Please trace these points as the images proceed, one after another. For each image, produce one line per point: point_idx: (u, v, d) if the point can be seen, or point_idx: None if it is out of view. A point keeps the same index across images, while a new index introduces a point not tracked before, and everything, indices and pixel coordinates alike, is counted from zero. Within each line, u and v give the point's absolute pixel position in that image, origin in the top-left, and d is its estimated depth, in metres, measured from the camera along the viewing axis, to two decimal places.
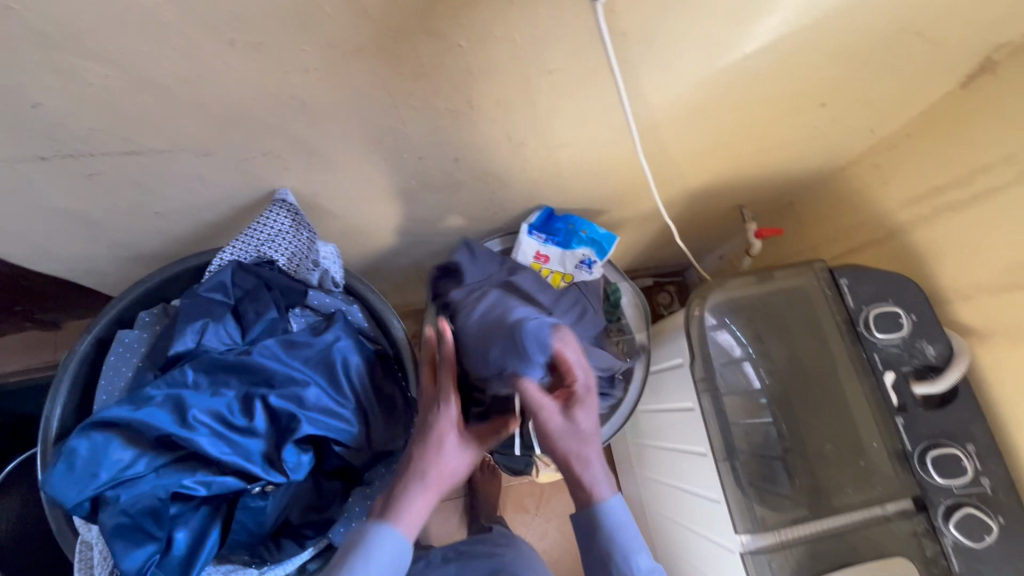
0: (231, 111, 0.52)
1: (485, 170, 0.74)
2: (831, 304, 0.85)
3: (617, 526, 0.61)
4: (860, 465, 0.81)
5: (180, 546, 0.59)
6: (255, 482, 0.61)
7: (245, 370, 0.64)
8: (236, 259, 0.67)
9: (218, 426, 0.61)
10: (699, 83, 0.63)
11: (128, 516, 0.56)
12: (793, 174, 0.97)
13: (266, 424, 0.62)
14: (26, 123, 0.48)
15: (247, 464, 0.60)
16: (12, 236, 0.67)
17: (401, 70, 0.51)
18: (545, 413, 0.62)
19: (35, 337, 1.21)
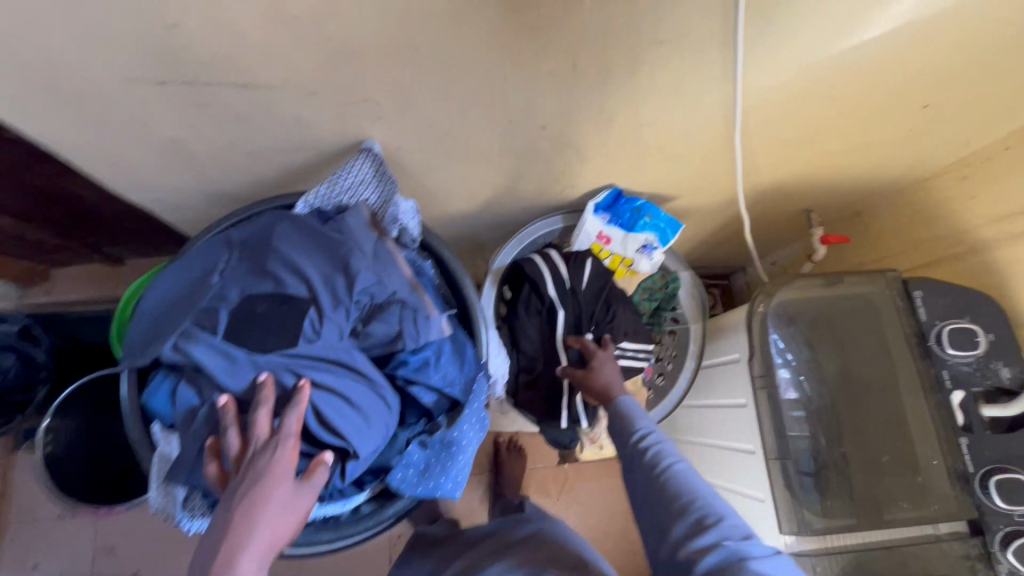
0: (347, 52, 0.53)
1: (567, 142, 0.74)
2: (900, 315, 0.83)
3: (632, 407, 0.74)
4: (915, 481, 0.79)
5: None
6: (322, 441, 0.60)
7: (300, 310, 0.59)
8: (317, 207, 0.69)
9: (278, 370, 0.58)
10: (806, 70, 0.61)
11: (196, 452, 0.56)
12: (872, 180, 0.94)
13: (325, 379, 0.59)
14: (159, 44, 0.50)
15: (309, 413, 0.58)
16: (113, 160, 0.69)
17: (520, 24, 0.51)
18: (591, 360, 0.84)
19: (96, 271, 1.25)
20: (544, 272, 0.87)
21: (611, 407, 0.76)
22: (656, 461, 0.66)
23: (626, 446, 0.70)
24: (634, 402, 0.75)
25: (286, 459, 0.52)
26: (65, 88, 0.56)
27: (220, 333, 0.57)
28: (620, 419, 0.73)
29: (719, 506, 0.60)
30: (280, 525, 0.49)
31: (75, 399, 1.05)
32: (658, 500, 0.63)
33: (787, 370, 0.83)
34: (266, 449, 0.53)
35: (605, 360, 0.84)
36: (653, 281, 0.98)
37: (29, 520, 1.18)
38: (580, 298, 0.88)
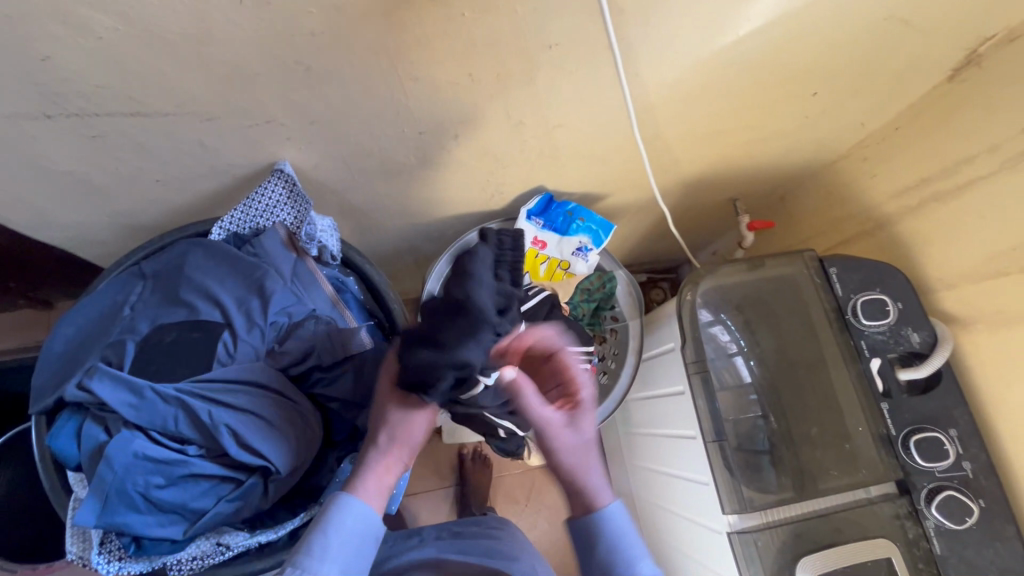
0: (238, 74, 0.53)
1: (483, 149, 0.75)
2: (820, 292, 0.87)
3: (619, 532, 0.60)
4: (845, 449, 0.82)
5: (167, 521, 0.56)
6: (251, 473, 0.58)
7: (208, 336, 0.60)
8: (233, 231, 0.68)
9: (188, 396, 0.55)
10: (695, 66, 0.65)
11: (100, 498, 0.53)
12: (785, 166, 0.99)
13: (239, 401, 0.57)
14: (37, 79, 0.49)
15: (221, 438, 0.55)
16: (12, 200, 0.67)
17: (406, 38, 0.52)
18: (552, 429, 0.61)
19: (27, 317, 1.24)
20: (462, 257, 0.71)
21: (583, 527, 0.61)
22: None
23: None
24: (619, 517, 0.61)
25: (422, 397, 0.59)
26: None
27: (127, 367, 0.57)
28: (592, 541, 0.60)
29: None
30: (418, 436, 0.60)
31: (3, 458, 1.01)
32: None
33: (740, 355, 0.87)
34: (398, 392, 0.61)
35: (580, 450, 0.61)
36: (591, 281, 0.98)
37: None
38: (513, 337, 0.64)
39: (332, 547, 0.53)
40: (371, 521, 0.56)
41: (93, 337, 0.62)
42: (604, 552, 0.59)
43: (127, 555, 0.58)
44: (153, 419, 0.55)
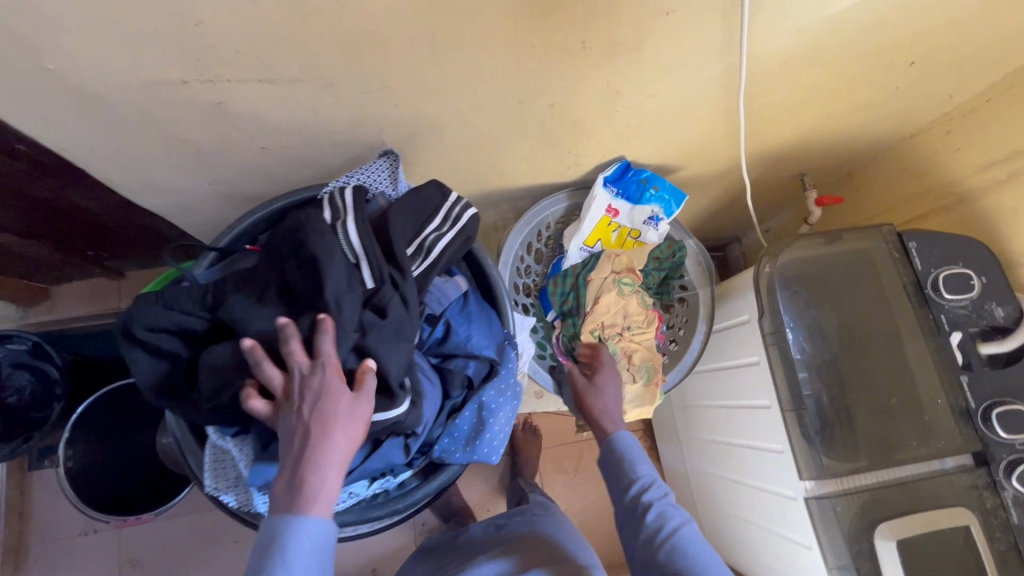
0: (368, 39, 0.54)
1: (574, 120, 0.76)
2: (898, 266, 0.87)
3: (630, 448, 0.77)
4: (923, 420, 0.82)
5: None
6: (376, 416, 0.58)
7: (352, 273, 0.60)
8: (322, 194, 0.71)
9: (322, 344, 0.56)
10: (800, 35, 0.65)
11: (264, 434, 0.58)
12: (861, 140, 0.98)
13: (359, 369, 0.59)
14: (184, 44, 0.51)
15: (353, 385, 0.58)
16: (129, 165, 0.71)
17: (533, 5, 0.53)
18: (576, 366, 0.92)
19: (100, 284, 1.35)
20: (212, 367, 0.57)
21: (605, 446, 0.79)
22: (650, 513, 0.70)
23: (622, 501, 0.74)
24: (634, 442, 0.78)
25: (335, 377, 0.54)
26: (84, 94, 0.57)
27: (270, 304, 0.60)
28: (616, 468, 0.76)
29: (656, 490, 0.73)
30: (348, 431, 0.53)
31: (84, 421, 1.10)
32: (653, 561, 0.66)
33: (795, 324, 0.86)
34: (306, 391, 0.53)
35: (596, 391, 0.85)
36: (661, 250, 0.99)
37: (55, 535, 1.27)
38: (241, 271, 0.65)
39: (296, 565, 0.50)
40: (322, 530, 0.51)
41: (243, 280, 0.63)
42: (617, 459, 0.77)
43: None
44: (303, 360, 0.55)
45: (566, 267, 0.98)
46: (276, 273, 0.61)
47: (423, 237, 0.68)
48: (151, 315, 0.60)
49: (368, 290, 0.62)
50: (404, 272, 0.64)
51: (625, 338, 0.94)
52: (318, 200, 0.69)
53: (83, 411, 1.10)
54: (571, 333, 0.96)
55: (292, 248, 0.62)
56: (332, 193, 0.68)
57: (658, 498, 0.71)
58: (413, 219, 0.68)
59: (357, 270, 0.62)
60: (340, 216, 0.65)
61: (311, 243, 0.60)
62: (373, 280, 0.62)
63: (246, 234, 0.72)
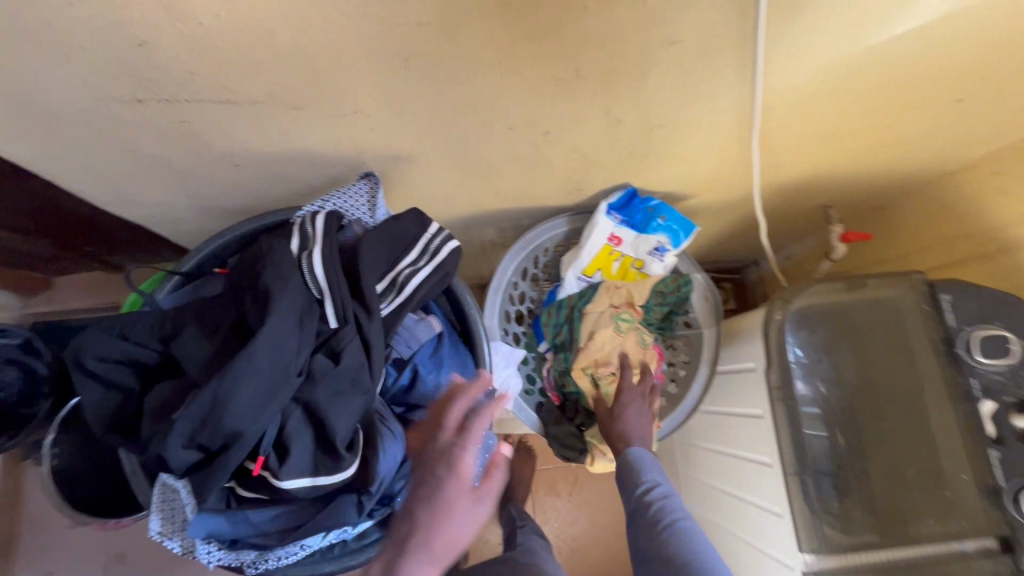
0: (332, 63, 0.49)
1: (571, 148, 0.70)
2: (927, 321, 0.77)
3: (643, 460, 0.74)
4: (942, 496, 0.74)
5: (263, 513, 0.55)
6: (319, 474, 0.53)
7: (309, 313, 0.55)
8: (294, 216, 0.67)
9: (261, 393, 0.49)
10: (827, 67, 0.57)
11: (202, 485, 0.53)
12: (895, 175, 0.89)
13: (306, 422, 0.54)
14: (131, 62, 0.47)
15: (299, 437, 0.53)
16: (98, 177, 0.67)
17: (515, 32, 0.47)
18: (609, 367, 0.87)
19: (99, 279, 1.34)
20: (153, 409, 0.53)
21: (621, 459, 0.76)
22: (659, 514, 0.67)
23: (631, 501, 0.71)
24: (650, 456, 0.75)
25: (467, 468, 0.51)
26: (35, 109, 0.53)
27: (219, 342, 0.55)
28: (626, 474, 0.74)
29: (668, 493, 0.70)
30: (458, 532, 0.49)
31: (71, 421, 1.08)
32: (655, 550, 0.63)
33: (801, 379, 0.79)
34: (446, 455, 0.52)
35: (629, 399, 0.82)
36: (665, 284, 0.91)
37: (44, 527, 1.27)
38: (203, 298, 0.62)
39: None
40: None
41: (198, 312, 0.59)
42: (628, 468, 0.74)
43: (222, 546, 0.57)
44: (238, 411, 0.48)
45: (562, 296, 0.92)
46: (233, 308, 0.57)
47: (396, 273, 0.63)
48: (101, 344, 0.58)
49: (328, 329, 0.57)
50: (370, 311, 0.59)
51: (619, 379, 0.88)
52: (289, 225, 0.65)
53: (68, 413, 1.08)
54: (563, 367, 0.91)
55: (250, 282, 0.57)
56: (304, 218, 0.63)
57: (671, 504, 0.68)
58: (386, 252, 0.63)
59: (320, 305, 0.58)
60: (308, 245, 0.60)
61: (267, 277, 0.55)
62: (335, 319, 0.57)
63: (213, 258, 0.68)
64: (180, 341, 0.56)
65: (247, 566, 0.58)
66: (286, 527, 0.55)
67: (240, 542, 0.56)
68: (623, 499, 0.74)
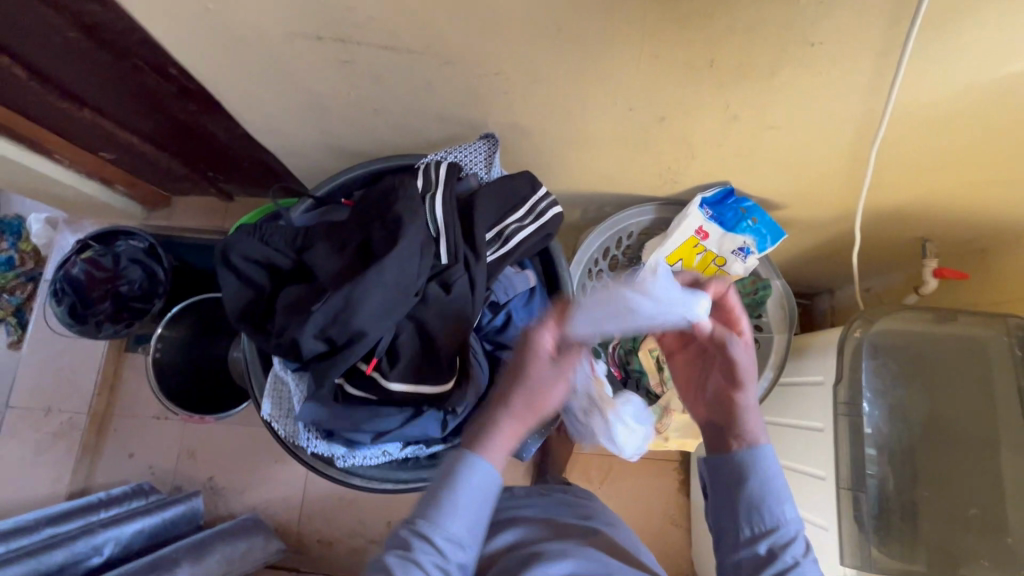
0: (491, 25, 0.55)
1: (680, 138, 0.73)
2: (1015, 366, 0.76)
3: (774, 477, 0.60)
4: (1003, 542, 0.73)
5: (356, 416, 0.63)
6: (419, 382, 0.62)
7: (429, 247, 0.62)
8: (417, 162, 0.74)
9: (385, 303, 0.58)
10: (963, 89, 0.58)
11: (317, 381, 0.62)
12: (1007, 218, 0.86)
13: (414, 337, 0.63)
14: (326, 2, 0.55)
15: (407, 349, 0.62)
16: (257, 103, 0.77)
17: (664, 15, 0.51)
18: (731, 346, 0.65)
19: (211, 203, 1.49)
20: (286, 303, 0.62)
21: (743, 451, 0.61)
22: (767, 533, 0.58)
23: (745, 506, 0.59)
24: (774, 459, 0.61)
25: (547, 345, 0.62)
26: (234, 35, 0.62)
27: (346, 259, 0.63)
28: (740, 468, 0.61)
29: (783, 508, 0.59)
30: (540, 397, 0.60)
31: (176, 323, 1.21)
32: (747, 504, 0.59)
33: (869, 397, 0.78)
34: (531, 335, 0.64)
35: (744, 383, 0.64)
36: (744, 284, 0.95)
37: (132, 414, 1.43)
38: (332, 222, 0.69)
39: (460, 503, 0.56)
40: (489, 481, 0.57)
41: (332, 230, 0.67)
42: (753, 479, 0.60)
43: (320, 436, 0.66)
44: (367, 316, 0.58)
45: None
46: (360, 231, 0.65)
47: (503, 226, 0.68)
48: (247, 244, 0.67)
49: (441, 265, 0.64)
50: (478, 254, 0.65)
51: None
52: (415, 168, 0.72)
53: (175, 315, 1.21)
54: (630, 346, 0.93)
55: (380, 212, 0.64)
56: (428, 164, 0.70)
57: (801, 556, 0.56)
58: (497, 206, 0.69)
59: (435, 243, 0.64)
60: (431, 189, 0.67)
61: (398, 210, 0.62)
62: (447, 256, 0.64)
63: (342, 188, 0.77)
64: (312, 253, 0.64)
65: (337, 457, 0.67)
66: (379, 430, 0.64)
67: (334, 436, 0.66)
68: (715, 479, 0.63)
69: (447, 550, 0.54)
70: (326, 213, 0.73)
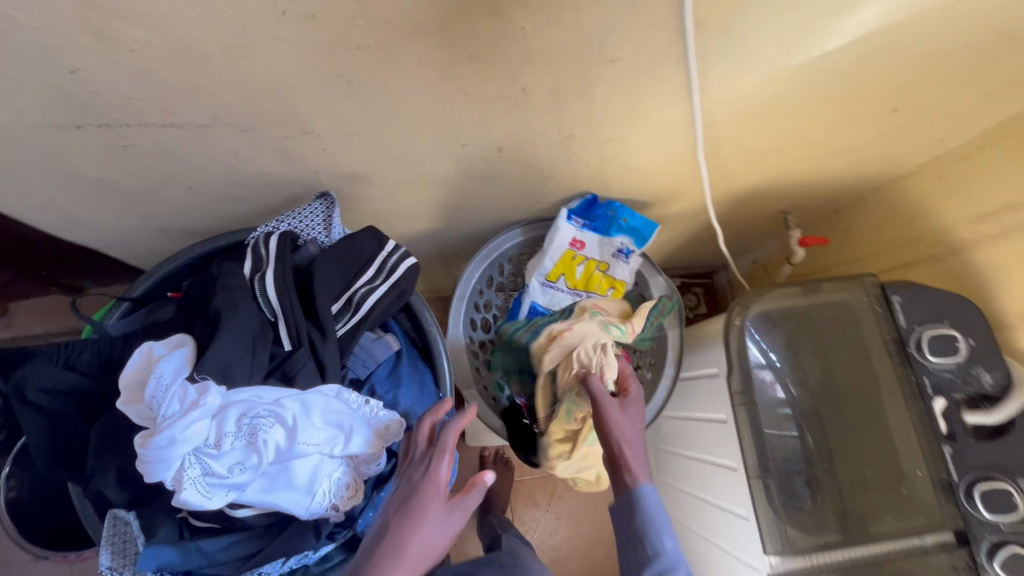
0: (273, 87, 0.49)
1: (527, 162, 0.70)
2: (880, 321, 0.80)
3: (653, 513, 0.63)
4: (902, 493, 0.77)
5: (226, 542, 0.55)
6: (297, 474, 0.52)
7: (262, 339, 0.55)
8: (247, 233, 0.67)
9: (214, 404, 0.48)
10: (769, 81, 0.59)
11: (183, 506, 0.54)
12: (848, 181, 0.92)
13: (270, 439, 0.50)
14: (63, 90, 0.47)
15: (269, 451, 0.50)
16: (40, 201, 0.66)
17: (455, 53, 0.48)
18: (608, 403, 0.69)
19: (59, 302, 1.30)
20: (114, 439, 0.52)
21: (624, 497, 0.64)
22: None
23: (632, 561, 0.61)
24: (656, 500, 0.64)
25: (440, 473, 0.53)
26: None
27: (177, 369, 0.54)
28: (630, 528, 0.63)
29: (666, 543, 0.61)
30: (432, 540, 0.50)
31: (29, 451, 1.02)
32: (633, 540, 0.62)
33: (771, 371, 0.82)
34: (424, 460, 0.55)
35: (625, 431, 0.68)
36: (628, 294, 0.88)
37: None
38: (154, 324, 0.61)
39: None
40: None
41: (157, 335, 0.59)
42: (638, 523, 0.62)
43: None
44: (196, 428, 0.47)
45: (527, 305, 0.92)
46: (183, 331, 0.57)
47: (350, 295, 0.62)
48: (44, 374, 0.56)
49: (282, 352, 0.58)
50: (324, 332, 0.59)
51: None
52: (243, 246, 0.64)
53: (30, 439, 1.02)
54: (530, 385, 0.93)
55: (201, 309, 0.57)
56: (257, 239, 0.62)
57: None
58: (340, 272, 0.62)
59: (274, 328, 0.58)
60: (261, 267, 0.60)
61: (217, 301, 0.55)
62: (289, 341, 0.58)
63: (166, 280, 0.67)
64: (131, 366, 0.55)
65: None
66: (242, 555, 0.55)
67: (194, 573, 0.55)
68: (619, 540, 0.65)
69: None
70: (152, 314, 0.65)
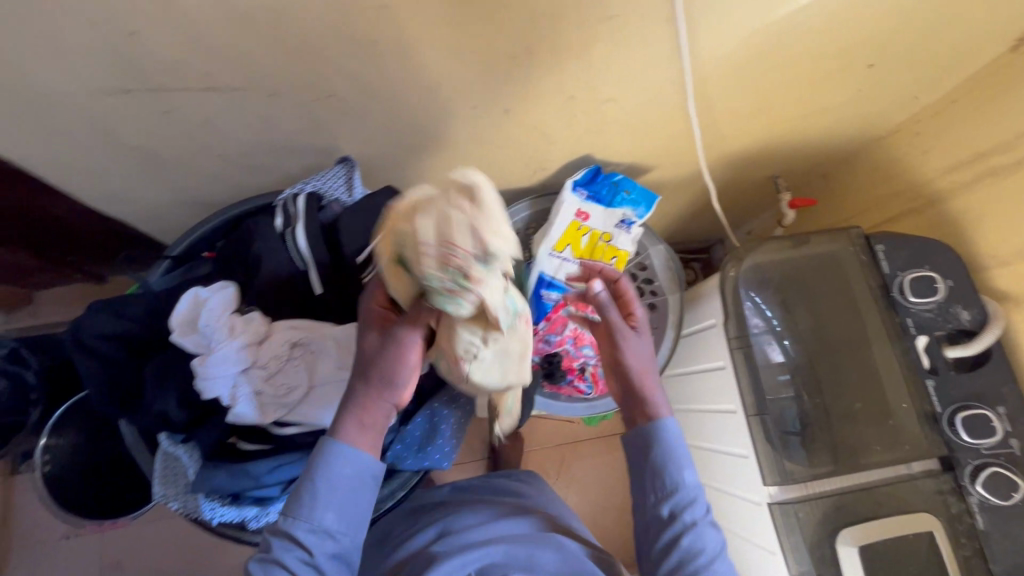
0: (304, 48, 0.55)
1: (531, 125, 0.76)
2: (866, 270, 0.85)
3: (673, 442, 0.64)
4: (887, 424, 0.82)
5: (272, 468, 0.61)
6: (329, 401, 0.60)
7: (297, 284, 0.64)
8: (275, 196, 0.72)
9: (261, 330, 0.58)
10: (753, 36, 0.64)
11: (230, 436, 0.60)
12: (832, 143, 0.97)
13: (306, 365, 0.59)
14: (117, 52, 0.52)
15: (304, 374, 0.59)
16: (82, 170, 0.71)
17: (468, 11, 0.53)
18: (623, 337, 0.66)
19: (82, 291, 1.34)
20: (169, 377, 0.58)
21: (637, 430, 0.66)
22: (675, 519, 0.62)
23: (645, 488, 0.64)
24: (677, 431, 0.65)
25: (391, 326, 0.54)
26: (28, 102, 0.57)
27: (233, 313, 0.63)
28: (640, 453, 0.65)
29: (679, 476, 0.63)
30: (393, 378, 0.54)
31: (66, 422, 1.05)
32: (651, 471, 0.64)
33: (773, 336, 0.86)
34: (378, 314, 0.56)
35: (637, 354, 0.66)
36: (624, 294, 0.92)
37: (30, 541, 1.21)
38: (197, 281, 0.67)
39: (320, 496, 0.54)
40: (357, 471, 0.55)
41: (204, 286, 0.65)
42: (652, 455, 0.64)
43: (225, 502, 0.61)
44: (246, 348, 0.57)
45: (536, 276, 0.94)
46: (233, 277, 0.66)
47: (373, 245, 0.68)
48: (99, 323, 0.61)
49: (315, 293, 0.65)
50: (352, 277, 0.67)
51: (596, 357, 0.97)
52: (273, 208, 0.68)
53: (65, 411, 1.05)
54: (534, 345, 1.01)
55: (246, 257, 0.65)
56: (286, 199, 0.67)
57: (699, 517, 0.62)
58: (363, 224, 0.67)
59: (306, 274, 0.65)
60: (293, 221, 0.65)
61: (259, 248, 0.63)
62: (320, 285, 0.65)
63: (202, 241, 0.72)
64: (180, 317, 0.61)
65: (249, 521, 0.62)
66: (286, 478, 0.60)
67: (241, 498, 0.61)
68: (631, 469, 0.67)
69: (313, 542, 0.53)
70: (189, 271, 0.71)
